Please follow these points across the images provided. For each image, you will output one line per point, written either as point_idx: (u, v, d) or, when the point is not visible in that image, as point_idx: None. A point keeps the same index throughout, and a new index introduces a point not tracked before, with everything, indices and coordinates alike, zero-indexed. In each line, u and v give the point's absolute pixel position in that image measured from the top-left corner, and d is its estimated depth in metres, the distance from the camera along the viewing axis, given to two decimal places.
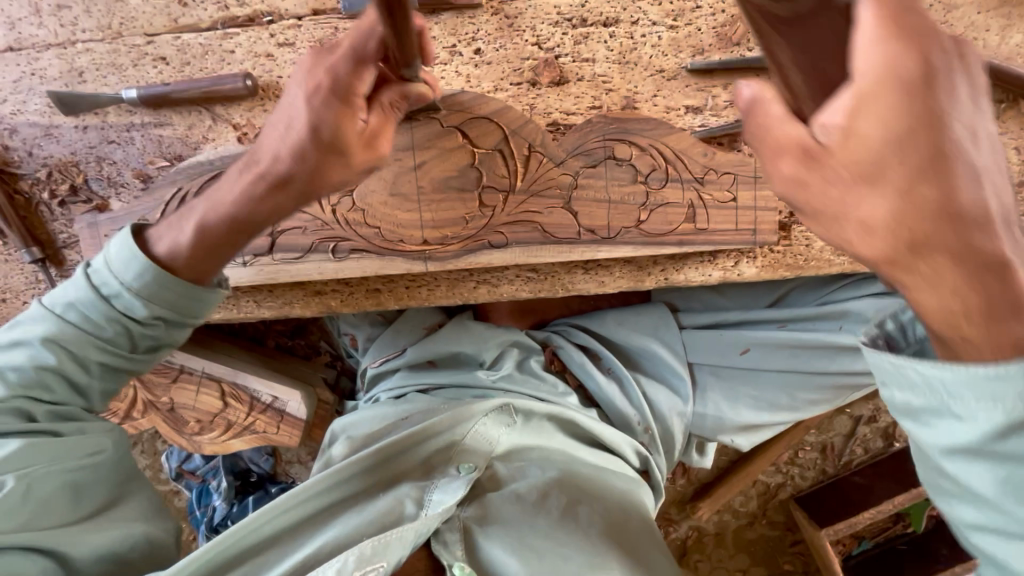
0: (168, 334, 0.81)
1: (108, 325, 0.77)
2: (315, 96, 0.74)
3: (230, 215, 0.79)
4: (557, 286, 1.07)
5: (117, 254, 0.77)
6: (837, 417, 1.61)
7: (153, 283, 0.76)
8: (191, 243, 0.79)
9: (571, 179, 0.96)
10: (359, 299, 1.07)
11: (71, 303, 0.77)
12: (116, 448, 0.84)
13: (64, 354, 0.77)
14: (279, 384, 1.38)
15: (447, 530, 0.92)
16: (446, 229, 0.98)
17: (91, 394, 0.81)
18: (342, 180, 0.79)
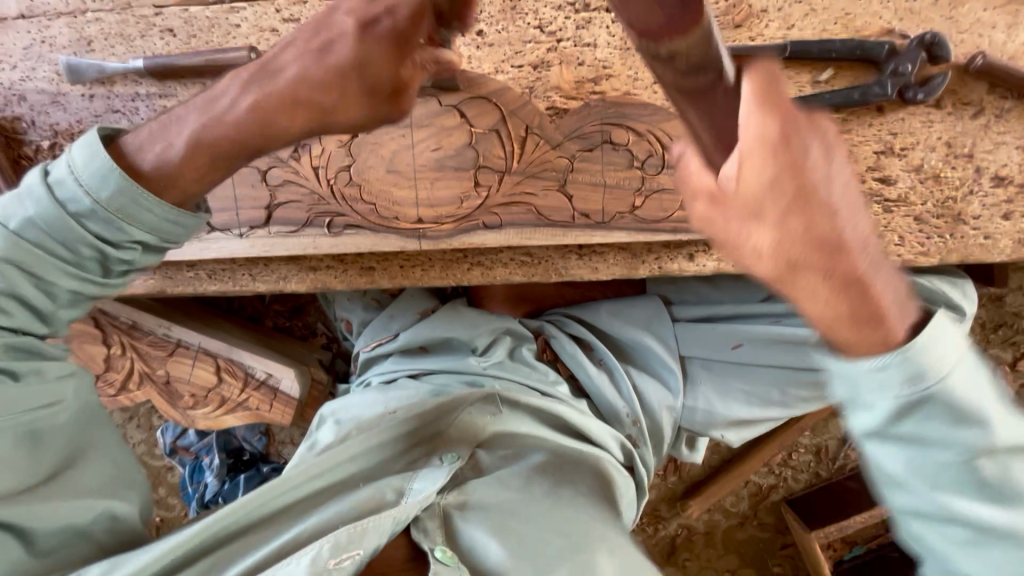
0: (142, 259, 0.79)
1: (78, 246, 0.74)
2: (371, 29, 0.76)
3: (235, 131, 0.78)
4: (550, 271, 1.07)
5: (85, 165, 0.74)
6: (833, 420, 1.59)
7: (134, 203, 0.74)
8: (184, 157, 0.77)
9: (567, 162, 0.97)
10: (352, 278, 1.08)
11: (30, 219, 0.74)
12: (76, 392, 0.83)
13: (24, 276, 0.74)
14: (274, 362, 1.39)
15: (427, 518, 0.93)
16: (442, 208, 0.98)
17: (56, 321, 0.79)
18: (359, 121, 0.81)
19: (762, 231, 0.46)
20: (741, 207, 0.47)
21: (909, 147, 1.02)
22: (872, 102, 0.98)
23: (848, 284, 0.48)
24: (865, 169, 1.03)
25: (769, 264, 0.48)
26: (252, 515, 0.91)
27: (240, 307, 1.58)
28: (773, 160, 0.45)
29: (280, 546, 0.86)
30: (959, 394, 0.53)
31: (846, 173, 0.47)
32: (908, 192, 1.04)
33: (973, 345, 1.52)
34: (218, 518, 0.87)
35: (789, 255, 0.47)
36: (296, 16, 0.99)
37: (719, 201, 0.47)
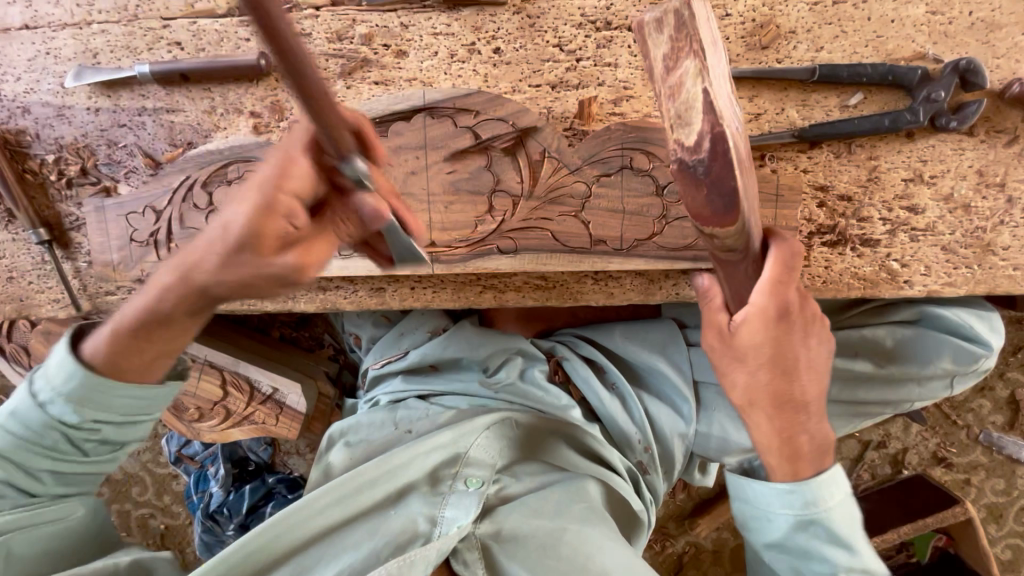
0: (114, 434, 0.75)
1: (52, 435, 0.72)
2: (250, 207, 0.65)
3: (152, 309, 0.71)
4: (565, 295, 1.04)
5: (54, 361, 0.73)
6: (846, 440, 1.59)
7: (94, 390, 0.72)
8: (111, 344, 0.72)
9: (585, 187, 0.94)
10: (363, 298, 1.06)
11: (22, 407, 0.72)
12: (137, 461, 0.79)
13: (4, 465, 0.72)
14: (281, 376, 1.37)
15: (465, 549, 0.97)
16: (455, 232, 0.96)
17: (47, 492, 0.75)
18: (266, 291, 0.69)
19: (744, 378, 0.79)
20: (734, 352, 0.79)
21: (939, 175, 0.98)
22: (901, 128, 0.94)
23: (794, 427, 0.80)
24: (893, 196, 0.99)
25: (739, 396, 0.80)
26: (281, 547, 0.89)
27: (247, 317, 1.56)
28: (767, 334, 0.77)
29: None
30: (840, 525, 0.80)
31: (812, 354, 0.80)
32: (938, 220, 1.00)
33: (991, 368, 1.49)
34: (246, 543, 0.86)
35: (758, 397, 0.79)
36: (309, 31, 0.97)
37: (723, 338, 0.79)
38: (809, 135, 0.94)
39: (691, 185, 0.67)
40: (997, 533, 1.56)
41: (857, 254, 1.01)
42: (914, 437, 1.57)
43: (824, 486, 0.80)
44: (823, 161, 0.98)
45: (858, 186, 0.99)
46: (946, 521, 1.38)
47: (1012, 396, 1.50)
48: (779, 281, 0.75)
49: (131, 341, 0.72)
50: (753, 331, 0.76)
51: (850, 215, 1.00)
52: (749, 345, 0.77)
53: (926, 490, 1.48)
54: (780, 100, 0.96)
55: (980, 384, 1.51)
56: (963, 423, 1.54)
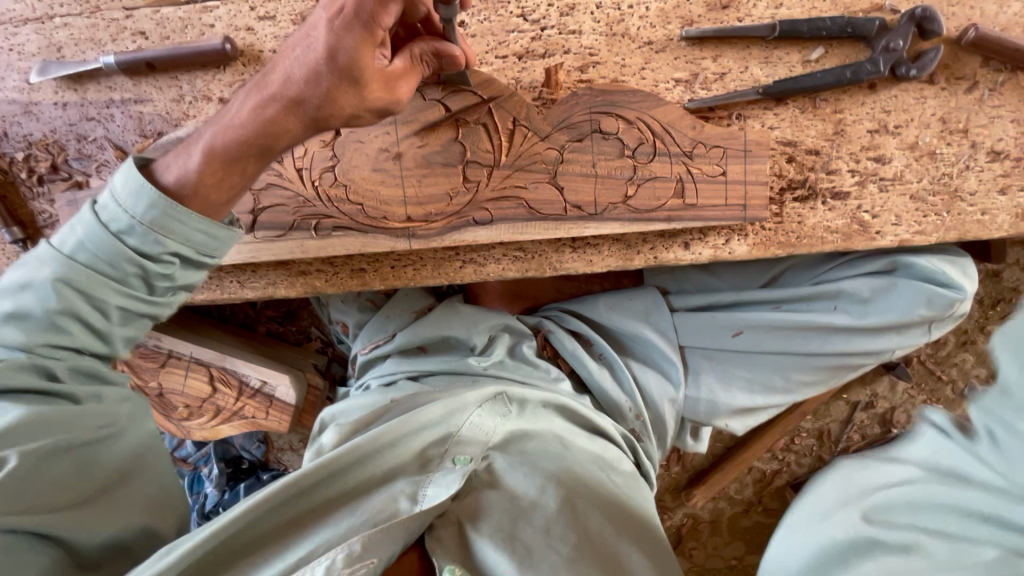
0: (184, 275, 0.80)
1: (123, 263, 0.75)
2: (336, 20, 0.72)
3: (240, 137, 0.79)
4: (545, 266, 1.05)
5: (123, 188, 0.76)
6: (834, 402, 1.59)
7: (165, 214, 0.75)
8: (201, 165, 0.78)
9: (557, 153, 0.94)
10: (344, 280, 1.05)
11: (80, 242, 0.75)
12: (131, 418, 0.84)
13: (76, 294, 0.74)
14: (268, 370, 1.36)
15: (442, 525, 0.93)
16: (430, 206, 0.96)
17: (113, 340, 0.79)
18: (353, 110, 0.79)
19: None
20: None
21: (903, 125, 1.00)
22: (863, 80, 0.95)
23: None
24: (860, 148, 1.01)
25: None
26: (260, 528, 0.87)
27: (231, 314, 1.56)
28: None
29: (292, 560, 0.82)
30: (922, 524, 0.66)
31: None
32: (905, 170, 1.02)
33: (971, 322, 1.51)
34: (228, 521, 0.83)
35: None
36: (272, 14, 0.96)
37: None
38: (774, 91, 0.95)
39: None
40: None
41: (829, 208, 1.03)
42: (901, 395, 1.58)
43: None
44: (790, 118, 0.99)
45: (825, 140, 1.00)
46: None
47: None
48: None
49: (219, 161, 0.79)
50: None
51: (819, 169, 1.01)
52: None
53: None
54: (743, 59, 0.97)
55: (961, 338, 1.51)
56: (949, 378, 1.55)
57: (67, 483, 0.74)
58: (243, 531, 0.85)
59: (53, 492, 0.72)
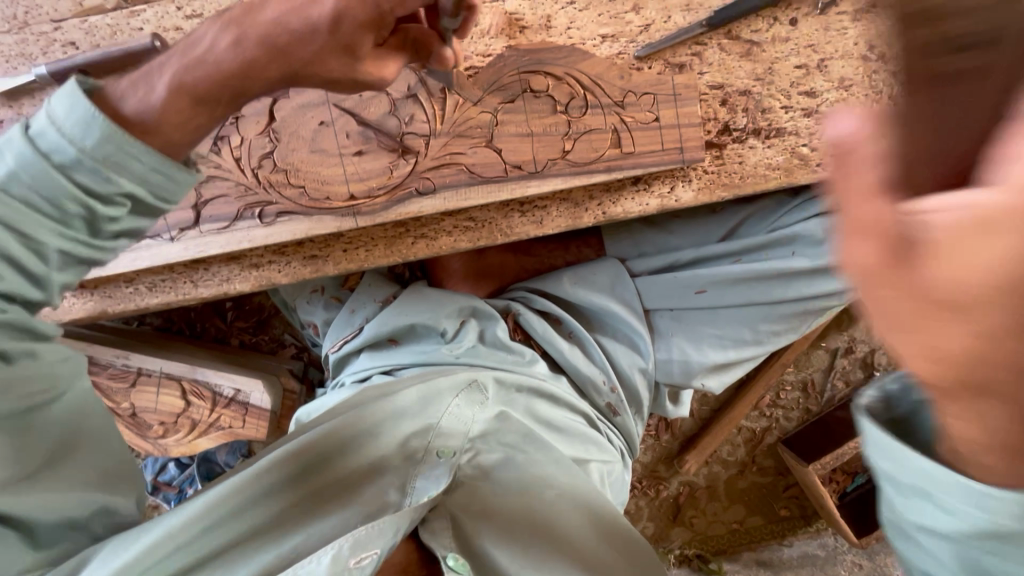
0: (132, 219, 0.77)
1: (66, 201, 0.71)
2: None
3: (218, 73, 0.75)
4: (495, 233, 1.05)
5: (67, 113, 0.70)
6: (814, 352, 1.58)
7: (117, 149, 0.71)
8: (164, 102, 0.74)
9: (490, 117, 0.96)
10: (297, 269, 1.06)
11: (14, 172, 0.70)
12: (71, 374, 0.82)
13: (7, 232, 0.71)
14: (240, 376, 1.35)
15: (435, 517, 0.93)
16: (371, 181, 0.97)
17: (51, 284, 0.77)
18: (338, 76, 0.79)
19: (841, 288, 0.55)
20: None
21: (827, 59, 1.02)
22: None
23: None
24: (790, 85, 1.03)
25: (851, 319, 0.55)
26: (242, 525, 0.87)
27: (203, 330, 1.55)
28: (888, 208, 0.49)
29: (285, 554, 0.83)
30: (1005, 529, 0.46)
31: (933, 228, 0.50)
32: (835, 101, 1.03)
33: None
34: (213, 509, 0.85)
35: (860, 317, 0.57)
36: (199, 11, 0.98)
37: None
38: (719, 20, 0.98)
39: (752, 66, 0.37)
40: None
41: (767, 145, 1.04)
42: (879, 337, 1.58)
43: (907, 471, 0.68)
44: (717, 62, 1.01)
45: (754, 80, 1.02)
46: None
47: None
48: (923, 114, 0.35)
49: (188, 98, 0.75)
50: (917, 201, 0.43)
51: (752, 109, 1.03)
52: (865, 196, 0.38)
53: None
54: (664, 8, 0.99)
55: None
56: None
57: (7, 456, 0.75)
58: (229, 522, 0.86)
59: None
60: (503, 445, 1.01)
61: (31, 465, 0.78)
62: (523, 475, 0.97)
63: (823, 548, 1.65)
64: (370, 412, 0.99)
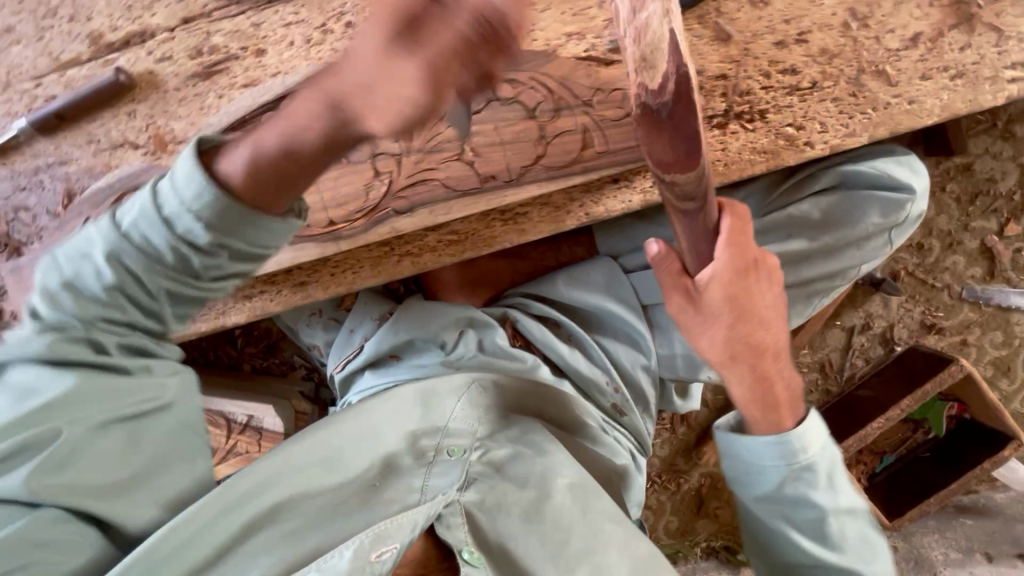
0: (234, 266, 0.75)
1: (166, 256, 0.73)
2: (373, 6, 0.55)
3: (290, 147, 0.70)
4: (479, 243, 1.05)
5: (184, 187, 0.71)
6: (829, 331, 1.53)
7: (230, 207, 0.71)
8: (247, 175, 0.71)
9: (459, 129, 0.95)
10: (288, 297, 1.07)
11: (135, 223, 0.73)
12: (182, 390, 0.82)
13: (130, 276, 0.74)
14: (252, 403, 1.39)
15: (448, 514, 0.95)
16: (349, 206, 0.97)
17: (165, 319, 0.78)
18: (383, 112, 0.58)
19: (714, 332, 0.86)
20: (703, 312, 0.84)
21: (806, 32, 0.99)
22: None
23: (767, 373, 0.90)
24: (767, 64, 0.99)
25: (719, 353, 0.88)
26: (242, 520, 0.85)
27: (216, 358, 1.59)
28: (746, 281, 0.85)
29: (306, 553, 0.85)
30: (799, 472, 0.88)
31: (771, 302, 0.88)
32: (819, 75, 0.99)
33: (953, 222, 1.47)
34: (205, 507, 0.81)
35: (730, 351, 0.87)
36: (169, 53, 1.01)
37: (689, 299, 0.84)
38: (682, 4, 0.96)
39: (673, 130, 0.63)
40: (1012, 388, 1.54)
41: (750, 129, 1.00)
42: (897, 310, 1.52)
43: (805, 435, 0.88)
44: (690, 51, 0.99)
45: (730, 63, 0.99)
46: (945, 383, 1.33)
47: (984, 245, 1.48)
48: (740, 240, 0.81)
49: (281, 160, 0.71)
50: (725, 288, 0.82)
51: (731, 92, 1.00)
52: (718, 302, 0.83)
53: (923, 359, 1.42)
54: None
55: (948, 242, 1.48)
56: (943, 283, 1.50)
57: (114, 462, 0.76)
58: (226, 521, 0.83)
59: (91, 476, 0.74)
60: (512, 438, 1.05)
61: (130, 469, 0.77)
62: (529, 468, 1.01)
63: None
64: (369, 410, 1.00)
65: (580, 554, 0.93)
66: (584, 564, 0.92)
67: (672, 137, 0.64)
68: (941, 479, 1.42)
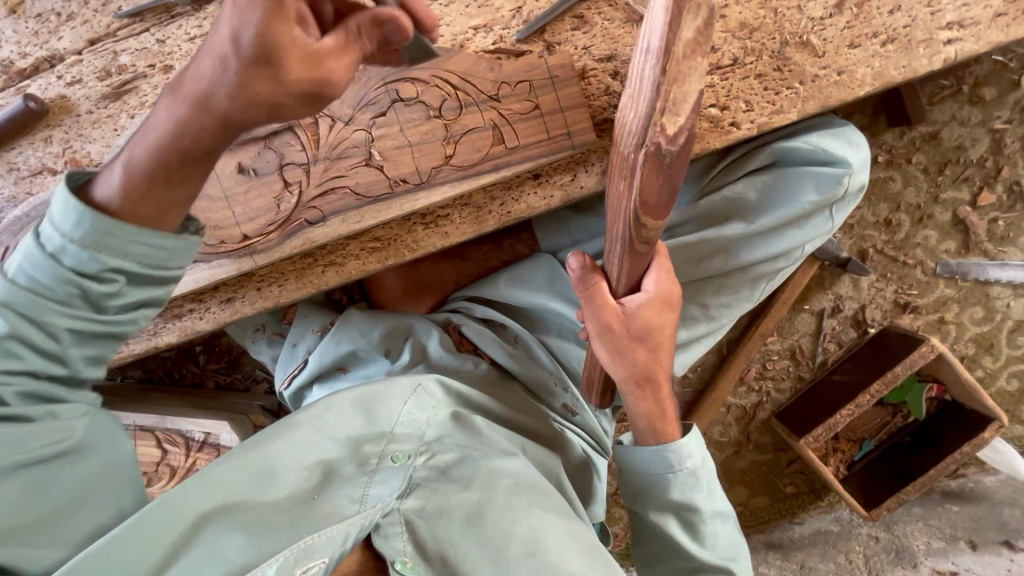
0: (134, 291, 0.69)
1: (62, 286, 0.65)
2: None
3: (161, 144, 0.66)
4: (402, 248, 1.02)
5: (60, 217, 0.65)
6: (798, 316, 1.47)
7: (105, 233, 0.65)
8: (125, 187, 0.66)
9: (365, 133, 0.93)
10: (217, 314, 1.06)
11: (21, 266, 0.66)
12: (96, 431, 0.73)
13: (21, 319, 0.66)
14: (208, 421, 1.39)
15: (387, 524, 0.75)
16: (261, 219, 0.96)
17: (71, 361, 0.69)
18: (274, 94, 0.62)
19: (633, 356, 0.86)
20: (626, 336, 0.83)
21: (722, 7, 0.94)
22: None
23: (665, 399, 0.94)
24: None
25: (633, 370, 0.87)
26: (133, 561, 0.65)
27: (180, 377, 1.60)
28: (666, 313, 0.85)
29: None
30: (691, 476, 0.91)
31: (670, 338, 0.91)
32: (739, 51, 0.94)
33: (921, 194, 1.39)
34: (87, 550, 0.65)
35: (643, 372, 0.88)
36: (79, 76, 1.01)
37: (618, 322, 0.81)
38: None
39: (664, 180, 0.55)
40: (994, 364, 1.47)
41: None
42: (868, 291, 1.45)
43: (689, 445, 0.91)
44: (601, 32, 0.94)
45: None
46: (917, 365, 1.27)
47: (957, 217, 1.39)
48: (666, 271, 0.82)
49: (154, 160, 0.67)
50: (651, 315, 0.82)
51: None
52: (636, 329, 0.83)
53: (895, 340, 1.36)
54: None
55: (917, 216, 1.40)
56: (915, 260, 1.43)
57: (22, 508, 0.65)
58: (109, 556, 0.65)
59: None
60: (467, 437, 0.93)
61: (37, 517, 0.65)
62: (479, 468, 0.86)
63: (837, 523, 1.52)
64: (303, 422, 0.89)
65: (526, 555, 0.73)
66: (529, 567, 0.71)
67: (666, 184, 0.56)
68: (921, 464, 1.36)
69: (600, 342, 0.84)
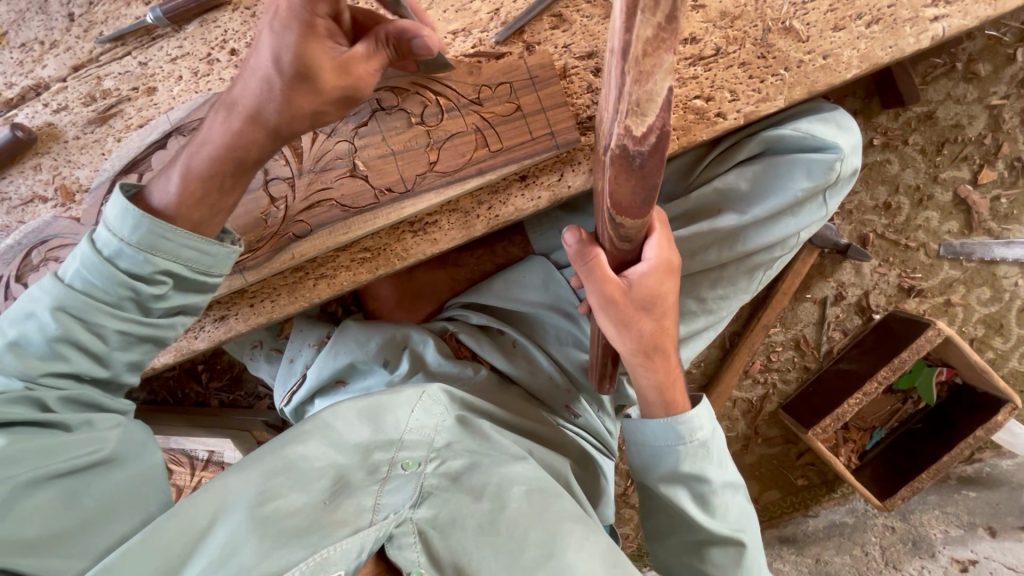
0: (179, 296, 0.75)
1: (116, 288, 0.71)
2: (276, 19, 0.65)
3: (212, 155, 0.74)
4: (393, 257, 1.01)
5: (117, 219, 0.71)
6: (800, 306, 1.45)
7: (156, 234, 0.71)
8: (179, 190, 0.73)
9: (348, 144, 0.93)
10: (213, 333, 1.06)
11: (77, 270, 0.71)
12: (128, 443, 0.75)
13: (74, 321, 0.70)
14: (213, 438, 1.41)
15: (399, 535, 0.73)
16: (249, 235, 0.95)
17: (114, 364, 0.74)
18: (313, 107, 0.70)
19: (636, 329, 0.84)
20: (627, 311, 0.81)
21: None
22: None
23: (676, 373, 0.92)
24: None
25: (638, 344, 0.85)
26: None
27: (184, 396, 1.60)
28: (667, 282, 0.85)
29: None
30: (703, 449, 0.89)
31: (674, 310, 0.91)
32: (722, 41, 0.93)
33: (920, 175, 1.36)
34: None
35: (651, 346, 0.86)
36: (64, 103, 1.02)
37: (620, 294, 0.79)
38: None
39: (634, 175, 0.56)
40: (1006, 345, 1.44)
41: None
42: (871, 276, 1.43)
43: (699, 419, 0.89)
44: (581, 30, 0.94)
45: None
46: (923, 350, 1.25)
47: (959, 196, 1.37)
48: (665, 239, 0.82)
49: (202, 170, 0.74)
50: (655, 282, 0.81)
51: None
52: (638, 301, 0.81)
53: (899, 324, 1.34)
54: None
55: (917, 198, 1.37)
56: (918, 243, 1.40)
57: (52, 519, 0.65)
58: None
59: (27, 528, 0.63)
60: (478, 441, 0.89)
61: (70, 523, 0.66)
62: (489, 475, 0.82)
63: (852, 515, 1.49)
64: (303, 435, 0.84)
65: (540, 562, 0.71)
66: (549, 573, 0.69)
67: (640, 184, 0.57)
68: (934, 450, 1.33)
69: (604, 316, 0.82)
